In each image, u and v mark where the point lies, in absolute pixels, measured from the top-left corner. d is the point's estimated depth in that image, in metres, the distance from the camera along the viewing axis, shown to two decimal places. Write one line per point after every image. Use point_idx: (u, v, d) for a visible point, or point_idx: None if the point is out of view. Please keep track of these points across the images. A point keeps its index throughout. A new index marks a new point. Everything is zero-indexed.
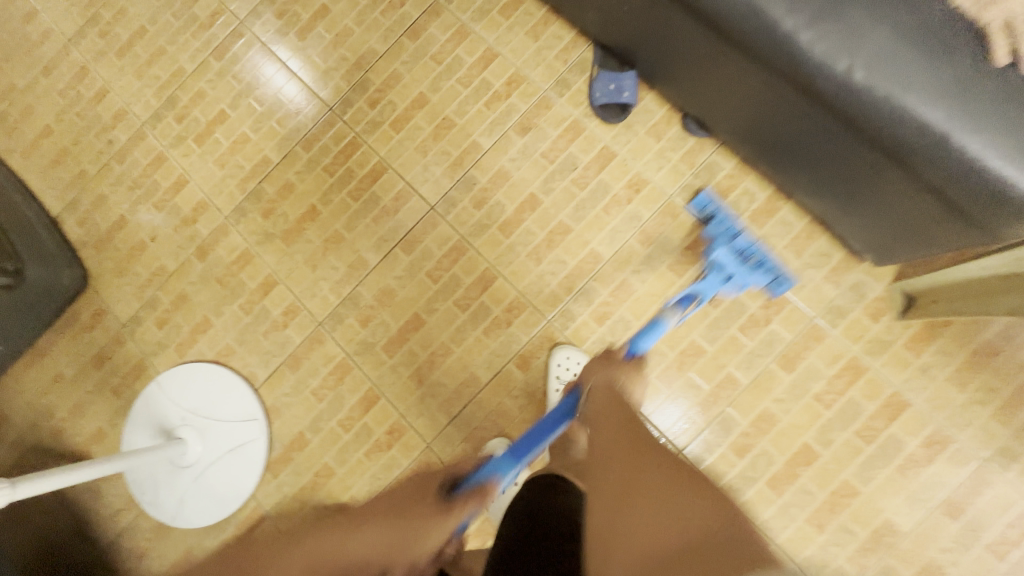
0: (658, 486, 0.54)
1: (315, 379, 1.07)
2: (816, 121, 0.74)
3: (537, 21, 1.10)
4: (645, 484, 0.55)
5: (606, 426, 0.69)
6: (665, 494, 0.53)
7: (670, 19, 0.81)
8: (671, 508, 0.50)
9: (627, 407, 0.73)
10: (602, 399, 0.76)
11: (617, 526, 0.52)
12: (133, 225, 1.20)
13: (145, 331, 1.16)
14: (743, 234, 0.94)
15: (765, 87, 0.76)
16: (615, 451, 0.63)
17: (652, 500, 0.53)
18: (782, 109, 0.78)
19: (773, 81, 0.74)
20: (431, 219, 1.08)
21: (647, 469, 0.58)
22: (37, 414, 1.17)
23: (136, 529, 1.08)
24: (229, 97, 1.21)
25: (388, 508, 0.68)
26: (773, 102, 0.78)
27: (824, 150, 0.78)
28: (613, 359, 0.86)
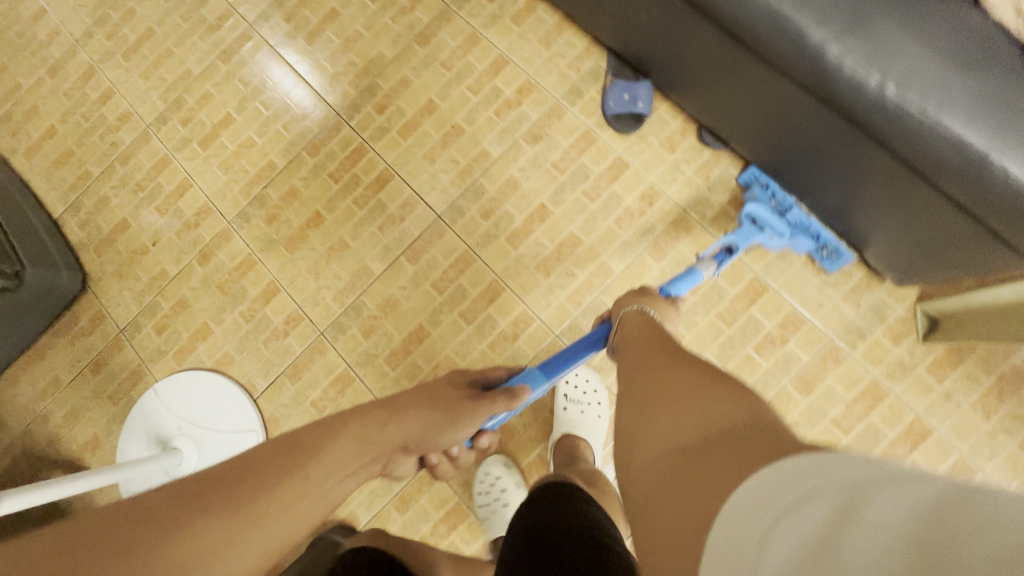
0: (685, 390, 0.49)
1: (315, 390, 1.05)
2: (842, 136, 0.71)
3: (550, 29, 1.08)
4: (672, 391, 0.50)
5: (637, 350, 0.63)
6: (692, 395, 0.48)
7: (690, 28, 0.78)
8: (695, 408, 0.46)
9: (662, 331, 0.66)
10: (635, 325, 0.70)
11: (638, 429, 0.50)
12: (136, 229, 1.18)
13: (144, 336, 1.14)
14: (797, 209, 0.90)
15: (787, 99, 0.74)
16: (642, 366, 0.58)
17: (678, 404, 0.48)
18: (805, 122, 0.75)
19: (798, 94, 0.71)
20: (438, 229, 1.05)
21: (675, 376, 0.52)
22: (32, 419, 1.15)
23: None
24: (236, 100, 1.19)
25: (425, 396, 0.71)
26: (796, 114, 0.75)
27: (847, 165, 0.75)
28: (645, 293, 0.78)
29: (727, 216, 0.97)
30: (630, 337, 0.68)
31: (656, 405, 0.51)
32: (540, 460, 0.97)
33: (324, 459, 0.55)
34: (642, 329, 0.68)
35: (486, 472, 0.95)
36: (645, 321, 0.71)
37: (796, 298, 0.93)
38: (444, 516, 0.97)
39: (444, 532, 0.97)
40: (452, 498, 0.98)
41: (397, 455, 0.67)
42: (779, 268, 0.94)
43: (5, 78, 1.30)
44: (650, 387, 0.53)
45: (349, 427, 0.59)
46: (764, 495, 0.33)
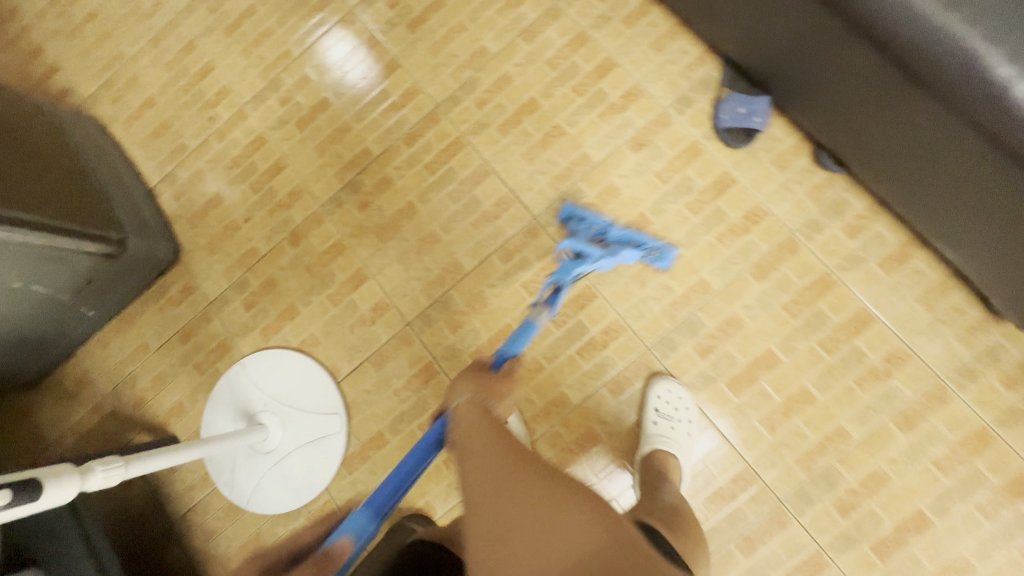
0: (544, 525, 0.56)
1: (399, 379, 1.06)
2: (996, 178, 0.67)
3: (662, 34, 1.06)
4: (527, 525, 0.56)
5: (481, 459, 0.64)
6: (550, 529, 0.55)
7: (838, 49, 0.75)
8: (559, 552, 0.53)
9: (488, 426, 0.68)
10: (471, 422, 0.70)
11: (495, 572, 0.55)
12: (228, 204, 1.21)
13: (231, 311, 1.16)
14: (613, 228, 1.00)
15: (935, 134, 0.71)
16: (487, 488, 0.61)
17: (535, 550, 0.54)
18: (947, 159, 0.72)
19: (955, 128, 0.67)
20: (532, 229, 1.05)
21: (526, 503, 0.58)
22: (120, 380, 1.19)
23: (207, 507, 1.09)
24: (334, 84, 1.20)
25: None
26: (938, 150, 0.73)
27: (980, 205, 0.73)
28: (481, 375, 0.78)
29: (838, 241, 0.94)
30: (466, 439, 0.68)
31: (510, 551, 0.55)
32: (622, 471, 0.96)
33: None
34: (475, 429, 0.68)
35: None
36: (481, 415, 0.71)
37: (903, 332, 0.90)
38: None
39: None
40: None
41: None
42: (890, 300, 0.91)
43: (108, 45, 1.33)
44: (498, 529, 0.57)
45: None
46: None
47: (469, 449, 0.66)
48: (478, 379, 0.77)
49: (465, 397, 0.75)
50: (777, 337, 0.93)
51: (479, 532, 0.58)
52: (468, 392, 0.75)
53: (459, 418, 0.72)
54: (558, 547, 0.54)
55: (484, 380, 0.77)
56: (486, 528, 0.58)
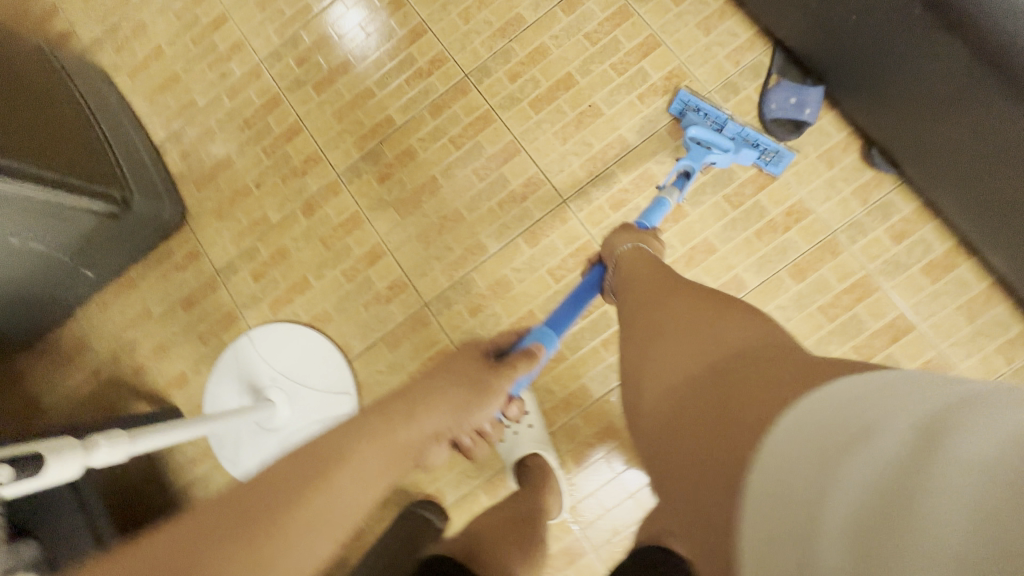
0: (695, 322, 0.58)
1: (414, 361, 1.02)
2: None
3: (711, 14, 1.00)
4: (672, 321, 0.60)
5: (643, 283, 0.70)
6: (705, 325, 0.57)
7: (913, 42, 0.70)
8: (716, 333, 0.54)
9: (652, 265, 0.73)
10: (636, 264, 0.76)
11: (647, 357, 0.59)
12: (239, 168, 1.14)
13: (239, 280, 1.11)
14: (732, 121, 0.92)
15: (1002, 146, 0.68)
16: (649, 300, 0.66)
17: (691, 336, 0.56)
18: (1009, 173, 0.69)
19: None
20: (562, 213, 1.00)
21: (685, 310, 0.61)
22: (119, 345, 1.14)
23: (209, 481, 1.05)
24: (356, 46, 1.12)
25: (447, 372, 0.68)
26: (998, 163, 0.70)
27: None
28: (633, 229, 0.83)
29: (881, 245, 0.90)
30: (631, 276, 0.74)
31: (662, 339, 0.59)
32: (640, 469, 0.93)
33: (347, 465, 0.53)
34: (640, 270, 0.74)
35: None
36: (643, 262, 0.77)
37: (943, 343, 0.87)
38: None
39: None
40: None
41: (430, 448, 0.65)
42: (930, 309, 0.88)
43: None
44: (655, 326, 0.61)
45: (361, 439, 0.56)
46: (823, 432, 0.34)
47: (632, 282, 0.72)
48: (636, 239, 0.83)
49: (626, 246, 0.80)
50: (812, 340, 0.90)
51: (635, 330, 0.64)
52: (630, 244, 0.80)
53: (621, 263, 0.78)
54: (713, 334, 0.54)
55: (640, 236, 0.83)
56: (643, 328, 0.63)
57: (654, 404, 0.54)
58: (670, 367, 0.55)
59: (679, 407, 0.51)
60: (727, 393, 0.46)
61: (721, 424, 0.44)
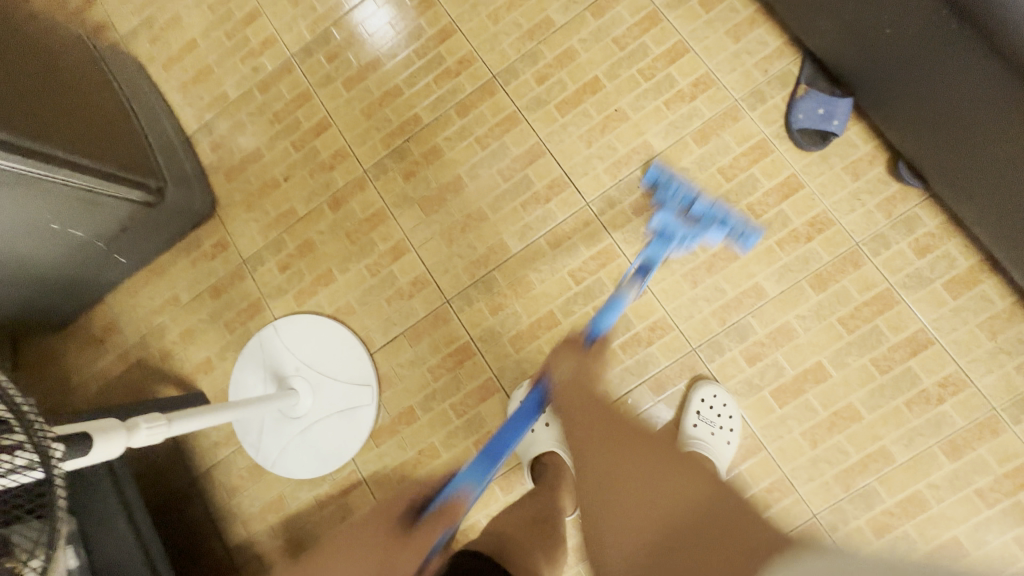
0: (648, 474, 0.65)
1: (433, 357, 1.04)
2: None
3: (741, 21, 1.00)
4: (629, 495, 0.63)
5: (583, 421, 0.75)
6: (651, 451, 0.68)
7: (949, 57, 0.69)
8: (665, 489, 0.61)
9: (596, 395, 0.79)
10: (574, 395, 0.80)
11: (601, 526, 0.63)
12: (268, 161, 1.17)
13: (266, 271, 1.14)
14: (700, 199, 0.93)
15: None
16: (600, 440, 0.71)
17: (637, 478, 0.64)
18: None
19: None
20: (584, 216, 1.01)
21: (634, 460, 0.67)
22: (148, 330, 1.17)
23: (231, 465, 1.09)
24: (386, 44, 1.14)
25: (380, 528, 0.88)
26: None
27: None
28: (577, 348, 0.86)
29: (904, 258, 0.90)
30: (570, 403, 0.79)
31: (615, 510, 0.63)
32: None
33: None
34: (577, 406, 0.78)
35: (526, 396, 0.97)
36: (581, 388, 0.81)
37: (963, 359, 0.87)
38: None
39: None
40: None
41: None
42: (951, 324, 0.88)
43: None
44: (620, 482, 0.66)
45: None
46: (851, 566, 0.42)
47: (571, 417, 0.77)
48: (580, 363, 0.85)
49: (568, 370, 0.84)
50: (830, 351, 0.91)
51: (590, 493, 0.67)
52: (568, 369, 0.84)
53: (560, 396, 0.81)
54: (656, 496, 0.61)
55: (583, 358, 0.85)
56: (595, 478, 0.68)
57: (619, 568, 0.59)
58: (619, 542, 0.60)
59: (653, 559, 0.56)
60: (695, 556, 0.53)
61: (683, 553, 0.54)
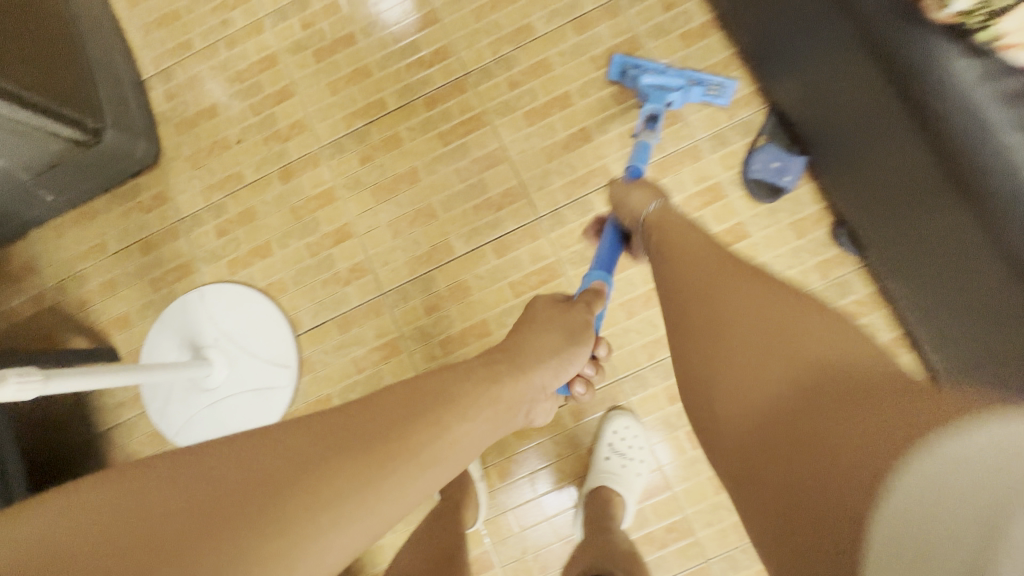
0: (757, 323, 0.59)
1: (360, 348, 1.02)
2: (989, 314, 0.65)
3: (717, 63, 1.00)
4: (737, 338, 0.59)
5: (685, 265, 0.73)
6: (774, 322, 0.58)
7: (888, 138, 0.69)
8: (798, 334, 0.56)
9: (694, 232, 0.78)
10: (681, 235, 0.78)
11: (710, 360, 0.61)
12: (223, 119, 1.12)
13: (202, 234, 1.09)
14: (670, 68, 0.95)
15: (941, 259, 0.70)
16: (703, 293, 0.67)
17: (760, 340, 0.58)
18: (944, 281, 0.72)
19: (965, 258, 0.65)
20: (534, 230, 1.00)
21: (736, 304, 0.62)
22: (68, 275, 1.11)
23: (133, 429, 1.04)
24: (364, 21, 1.10)
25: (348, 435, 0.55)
26: (962, 267, 0.66)
27: (969, 332, 0.72)
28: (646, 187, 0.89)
29: None
30: (664, 240, 0.79)
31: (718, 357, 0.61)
32: (558, 493, 0.95)
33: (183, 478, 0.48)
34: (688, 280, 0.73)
35: None
36: (676, 226, 0.80)
37: None
38: None
39: None
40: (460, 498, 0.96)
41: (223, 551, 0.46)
42: None
43: None
44: (715, 319, 0.63)
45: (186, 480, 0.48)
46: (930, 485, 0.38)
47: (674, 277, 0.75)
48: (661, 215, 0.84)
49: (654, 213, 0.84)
50: None
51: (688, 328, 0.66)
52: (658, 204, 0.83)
53: (658, 229, 0.81)
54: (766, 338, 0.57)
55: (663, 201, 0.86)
56: (699, 322, 0.65)
57: (729, 412, 0.57)
58: (739, 374, 0.57)
59: (767, 420, 0.53)
60: (833, 413, 0.48)
61: (807, 457, 0.47)
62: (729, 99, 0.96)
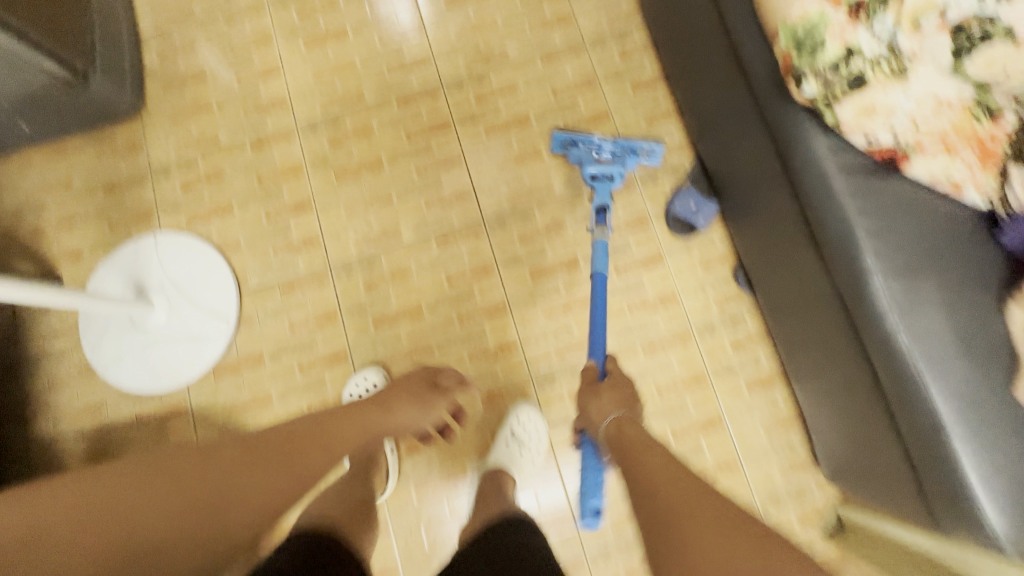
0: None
1: (299, 313, 1.08)
2: (837, 345, 0.78)
3: (659, 112, 1.14)
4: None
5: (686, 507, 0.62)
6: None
7: (769, 190, 0.82)
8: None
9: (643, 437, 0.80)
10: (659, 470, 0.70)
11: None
12: (209, 84, 1.19)
13: (168, 186, 1.15)
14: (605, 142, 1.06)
15: (804, 296, 0.83)
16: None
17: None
18: (807, 317, 0.84)
19: (820, 297, 0.77)
20: (478, 231, 1.10)
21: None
22: (27, 204, 1.15)
23: (63, 359, 1.07)
24: (356, 21, 1.21)
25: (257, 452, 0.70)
26: (824, 308, 0.78)
27: (825, 363, 0.84)
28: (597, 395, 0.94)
29: (723, 350, 1.05)
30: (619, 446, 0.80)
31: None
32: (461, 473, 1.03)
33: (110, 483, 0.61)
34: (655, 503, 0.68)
35: (364, 378, 1.03)
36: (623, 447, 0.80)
37: (740, 449, 1.02)
38: None
39: None
40: None
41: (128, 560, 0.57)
42: (741, 416, 1.03)
43: None
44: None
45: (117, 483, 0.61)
46: None
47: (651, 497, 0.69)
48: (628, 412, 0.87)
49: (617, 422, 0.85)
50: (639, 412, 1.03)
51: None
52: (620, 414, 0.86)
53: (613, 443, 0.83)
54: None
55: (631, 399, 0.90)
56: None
57: None
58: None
59: None
60: None
61: None
62: (660, 160, 1.07)
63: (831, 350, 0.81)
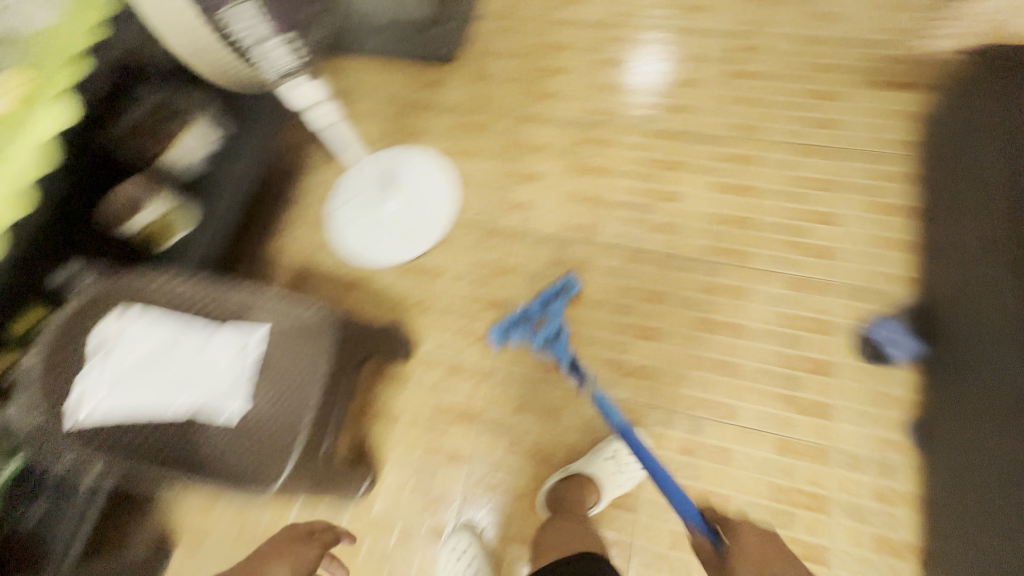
0: None
1: (487, 255, 1.24)
2: (998, 530, 0.72)
3: (891, 239, 1.12)
4: None
5: None
6: None
7: (991, 350, 0.79)
8: None
9: None
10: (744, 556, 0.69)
11: None
12: (507, 61, 1.45)
13: (441, 120, 1.41)
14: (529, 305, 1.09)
15: (981, 469, 0.78)
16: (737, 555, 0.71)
17: None
18: (976, 492, 0.78)
19: (1004, 472, 0.72)
20: (665, 262, 1.17)
21: None
22: (344, 92, 1.49)
23: (311, 205, 1.35)
24: (643, 59, 1.39)
25: None
26: (995, 467, 0.74)
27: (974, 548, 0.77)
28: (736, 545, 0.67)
29: (859, 489, 0.97)
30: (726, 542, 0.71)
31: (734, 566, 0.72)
32: (548, 456, 1.07)
33: None
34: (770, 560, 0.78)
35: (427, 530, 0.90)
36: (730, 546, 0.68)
37: None
38: (463, 407, 1.11)
39: (451, 415, 1.11)
40: (478, 404, 1.11)
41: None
42: (851, 564, 0.94)
43: None
44: None
45: None
46: None
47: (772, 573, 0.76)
48: None
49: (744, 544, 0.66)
50: (743, 496, 1.00)
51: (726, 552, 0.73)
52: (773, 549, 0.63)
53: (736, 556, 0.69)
54: None
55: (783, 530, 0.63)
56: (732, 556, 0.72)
57: None
58: None
59: None
60: None
61: None
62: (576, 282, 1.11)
63: (989, 537, 0.74)
